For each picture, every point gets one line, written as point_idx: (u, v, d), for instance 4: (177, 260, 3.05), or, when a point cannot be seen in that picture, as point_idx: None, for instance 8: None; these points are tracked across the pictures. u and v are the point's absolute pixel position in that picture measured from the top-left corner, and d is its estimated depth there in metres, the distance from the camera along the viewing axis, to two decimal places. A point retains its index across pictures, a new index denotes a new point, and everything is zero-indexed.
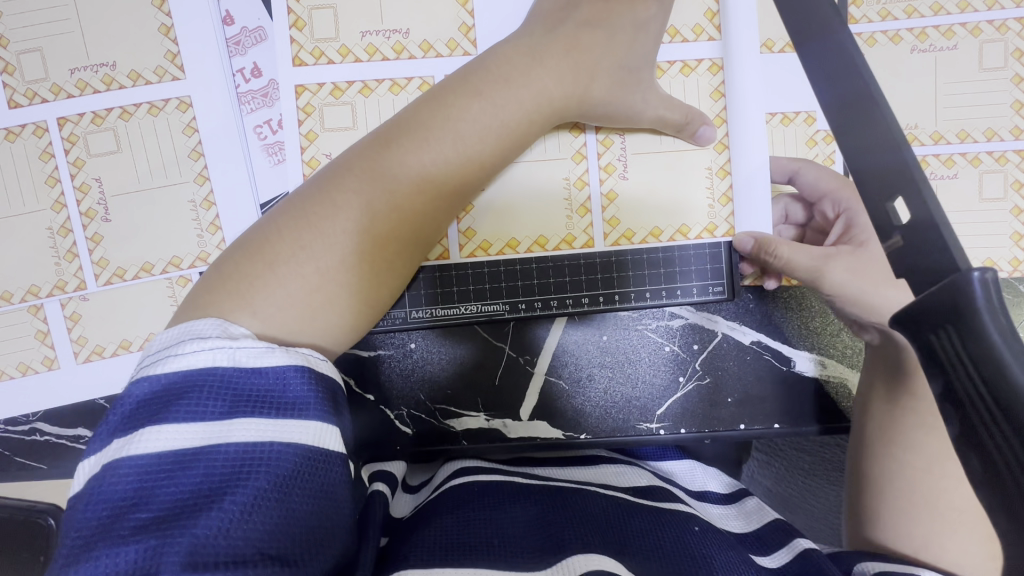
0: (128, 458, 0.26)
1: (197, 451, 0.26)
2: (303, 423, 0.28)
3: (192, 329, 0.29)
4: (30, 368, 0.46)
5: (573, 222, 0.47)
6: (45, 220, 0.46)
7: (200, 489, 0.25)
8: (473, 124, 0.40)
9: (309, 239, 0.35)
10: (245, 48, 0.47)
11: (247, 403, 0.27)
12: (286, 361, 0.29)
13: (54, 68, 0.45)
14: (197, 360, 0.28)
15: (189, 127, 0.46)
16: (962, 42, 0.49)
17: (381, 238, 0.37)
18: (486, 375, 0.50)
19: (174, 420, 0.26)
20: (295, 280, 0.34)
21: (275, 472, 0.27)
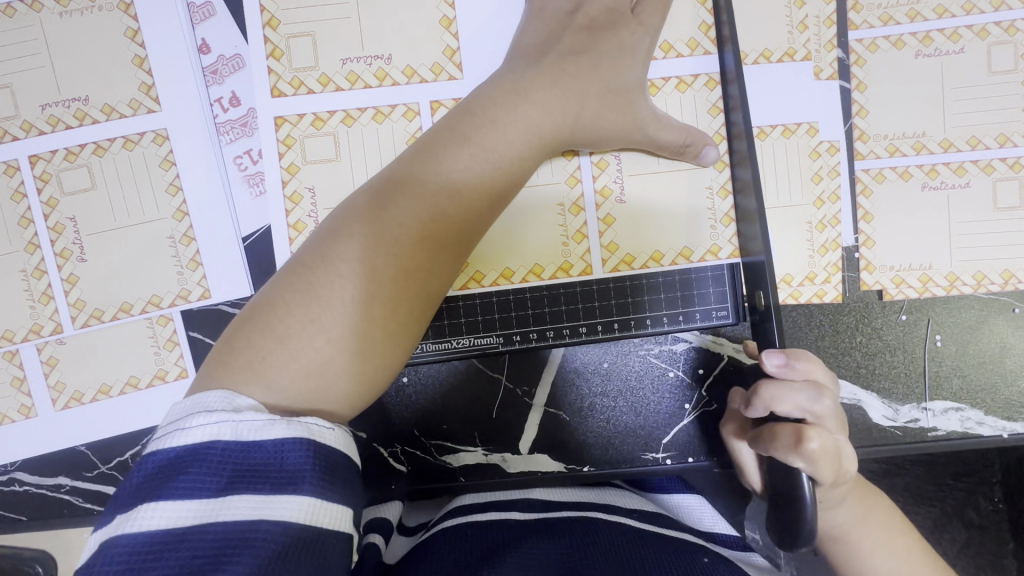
0: (120, 538, 0.25)
1: (187, 530, 0.25)
2: (298, 499, 0.27)
3: (199, 401, 0.29)
4: (7, 417, 0.44)
5: (569, 248, 0.45)
6: (18, 262, 0.44)
7: (182, 573, 0.24)
8: (467, 168, 0.38)
9: (308, 309, 0.33)
10: (222, 77, 0.45)
11: (244, 478, 0.27)
12: (288, 433, 0.28)
13: (24, 105, 0.44)
14: (200, 434, 0.27)
15: (166, 161, 0.45)
16: (968, 45, 0.47)
17: (391, 300, 0.35)
18: (482, 409, 0.48)
19: (170, 496, 0.25)
20: (307, 353, 0.32)
21: (264, 553, 0.25)
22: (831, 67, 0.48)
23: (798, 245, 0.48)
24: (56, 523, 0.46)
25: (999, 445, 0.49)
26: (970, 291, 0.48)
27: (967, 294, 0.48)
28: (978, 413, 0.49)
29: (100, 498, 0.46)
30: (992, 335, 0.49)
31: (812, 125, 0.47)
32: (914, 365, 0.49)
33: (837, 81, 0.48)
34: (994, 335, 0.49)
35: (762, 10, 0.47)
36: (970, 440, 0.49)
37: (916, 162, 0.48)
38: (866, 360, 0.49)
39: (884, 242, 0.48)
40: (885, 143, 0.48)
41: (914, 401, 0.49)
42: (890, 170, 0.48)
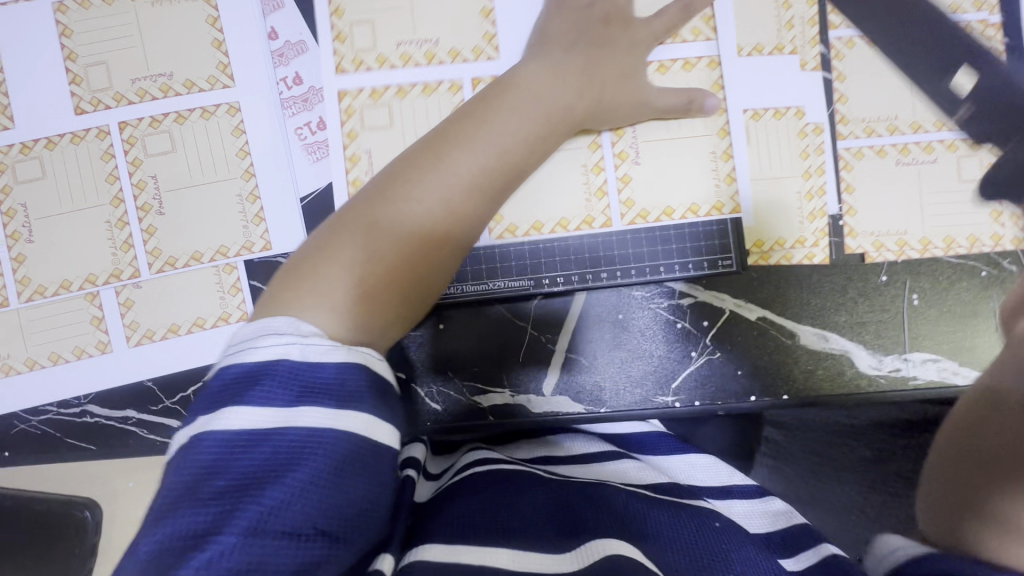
0: (210, 436, 0.31)
1: (267, 432, 0.31)
2: (358, 415, 0.32)
3: (269, 325, 0.34)
4: (85, 352, 0.49)
5: (592, 204, 0.51)
6: (104, 214, 0.50)
7: (264, 466, 0.30)
8: (489, 144, 0.45)
9: (358, 250, 0.39)
10: (288, 59, 0.52)
11: (312, 392, 0.32)
12: (345, 358, 0.33)
13: (117, 78, 0.50)
14: (274, 353, 0.33)
15: (237, 129, 0.51)
16: (931, 43, 0.55)
17: (439, 239, 0.42)
18: (511, 353, 0.53)
19: (251, 404, 0.31)
20: (364, 277, 0.38)
21: (330, 458, 0.31)
22: (814, 60, 0.55)
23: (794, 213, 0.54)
24: (123, 452, 0.50)
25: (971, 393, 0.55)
26: (940, 254, 0.54)
27: (938, 257, 0.54)
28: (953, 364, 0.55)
29: (162, 430, 0.50)
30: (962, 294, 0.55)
31: (800, 109, 0.55)
32: (891, 320, 0.55)
33: (821, 72, 0.55)
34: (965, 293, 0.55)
35: (755, 8, 0.54)
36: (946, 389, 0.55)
37: (890, 142, 0.55)
38: (853, 318, 0.55)
39: (864, 212, 0.55)
40: (862, 125, 0.55)
41: (895, 352, 0.55)
42: (867, 149, 0.55)
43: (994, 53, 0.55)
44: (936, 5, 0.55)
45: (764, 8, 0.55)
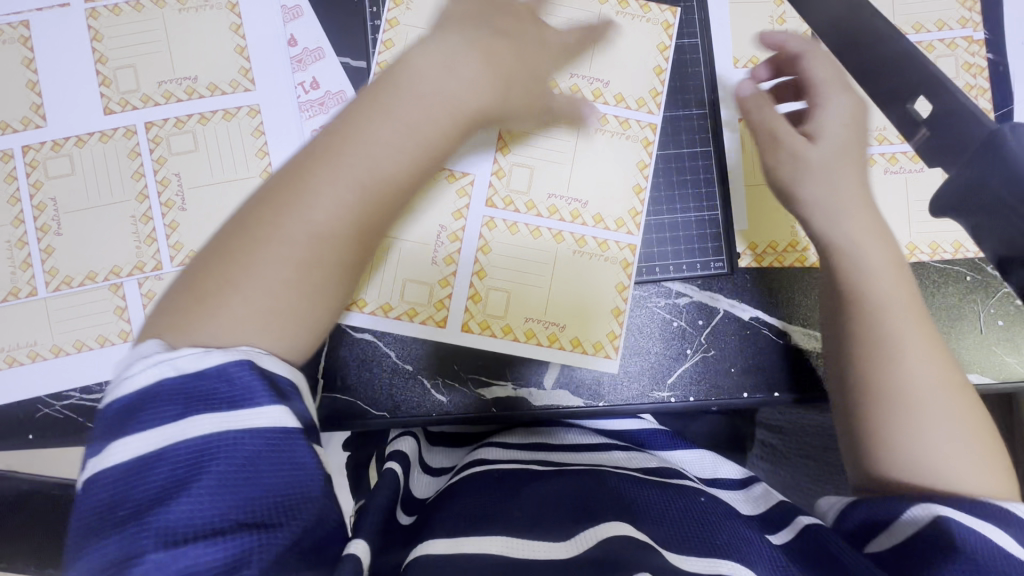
0: (96, 471, 0.32)
1: (159, 453, 0.32)
2: (260, 411, 0.33)
3: (137, 351, 0.35)
4: (108, 340, 0.52)
5: (635, 198, 0.57)
6: (129, 209, 0.52)
7: (166, 484, 0.31)
8: (378, 146, 0.40)
9: (269, 242, 0.38)
10: (305, 65, 0.55)
11: (196, 401, 0.33)
12: (224, 360, 0.34)
13: (144, 80, 0.53)
14: (148, 375, 0.33)
15: (257, 131, 0.54)
16: None
17: (367, 209, 0.40)
18: (514, 347, 0.55)
19: (128, 432, 0.32)
20: (290, 244, 0.38)
21: (235, 458, 0.32)
22: None
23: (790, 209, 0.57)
24: None
25: None
26: (926, 258, 0.57)
27: (924, 262, 0.57)
28: None
29: None
30: (947, 297, 0.57)
31: None
32: None
33: None
34: (951, 297, 0.57)
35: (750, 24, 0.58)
36: None
37: (879, 151, 0.57)
38: None
39: None
40: None
41: None
42: None
43: (978, 67, 0.57)
44: (924, 21, 0.57)
45: (758, 23, 0.58)
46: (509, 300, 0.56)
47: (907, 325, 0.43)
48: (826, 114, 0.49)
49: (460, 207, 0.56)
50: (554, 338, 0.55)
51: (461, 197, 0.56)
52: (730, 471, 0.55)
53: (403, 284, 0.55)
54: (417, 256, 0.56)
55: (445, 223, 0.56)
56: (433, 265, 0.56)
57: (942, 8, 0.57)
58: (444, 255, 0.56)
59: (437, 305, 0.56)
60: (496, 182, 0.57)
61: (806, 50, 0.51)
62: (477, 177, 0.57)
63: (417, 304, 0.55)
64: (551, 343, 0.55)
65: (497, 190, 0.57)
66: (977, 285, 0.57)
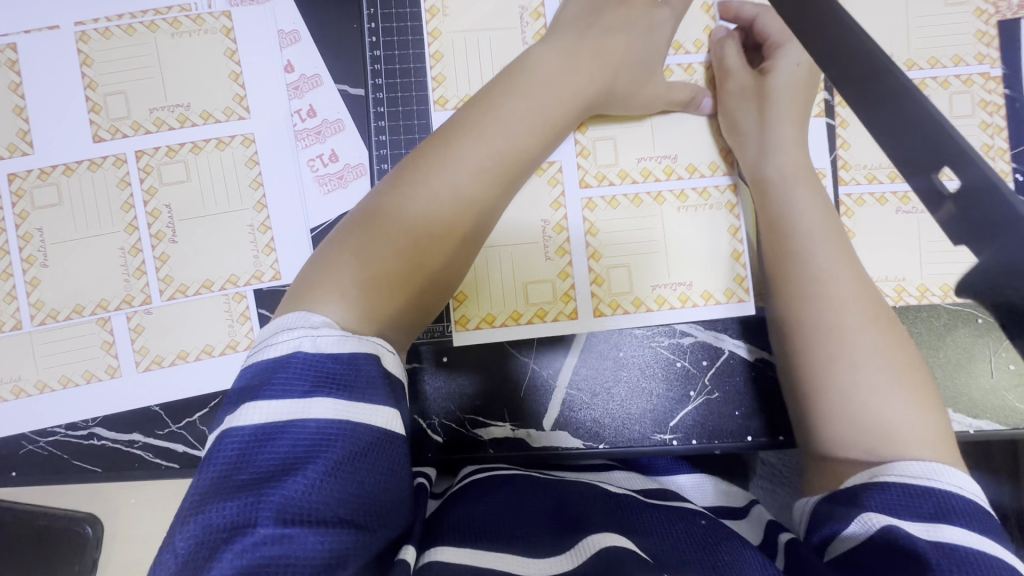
0: (231, 429, 0.32)
1: (287, 424, 0.32)
2: (373, 407, 0.34)
3: (283, 321, 0.36)
4: (95, 376, 0.50)
5: (718, 189, 0.56)
6: (118, 240, 0.51)
7: (286, 457, 0.31)
8: (468, 163, 0.45)
9: (385, 231, 0.42)
10: (302, 92, 0.53)
11: (325, 382, 0.33)
12: (356, 349, 0.35)
13: (135, 107, 0.51)
14: (288, 346, 0.34)
15: (251, 160, 0.52)
16: (933, 93, 0.56)
17: (470, 201, 0.45)
18: (512, 387, 0.54)
19: (266, 397, 0.32)
20: (402, 230, 0.42)
21: (349, 448, 0.32)
22: (818, 106, 0.56)
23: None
24: (128, 476, 0.51)
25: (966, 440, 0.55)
26: (937, 301, 0.55)
27: (935, 304, 0.55)
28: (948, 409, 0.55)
29: (166, 454, 0.51)
30: (957, 340, 0.56)
31: None
32: None
33: (823, 118, 0.56)
34: (960, 341, 0.56)
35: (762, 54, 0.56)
36: None
37: (890, 190, 0.56)
38: None
39: (865, 257, 0.56)
40: (864, 172, 0.56)
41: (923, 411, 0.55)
42: (868, 196, 0.56)
43: (994, 105, 0.55)
44: (939, 56, 0.56)
45: None
46: (630, 273, 0.55)
47: (835, 261, 0.50)
48: (783, 66, 0.54)
49: (557, 196, 0.55)
50: (660, 301, 0.55)
51: (555, 187, 0.55)
52: (730, 499, 0.53)
53: (522, 288, 0.54)
54: (529, 253, 0.55)
55: (547, 216, 0.55)
56: (547, 261, 0.55)
57: (959, 42, 0.55)
58: (555, 248, 0.55)
59: (563, 299, 0.55)
60: (583, 162, 0.56)
61: (761, 12, 0.55)
62: (563, 162, 0.56)
63: (516, 307, 0.54)
64: (683, 305, 0.55)
65: (587, 170, 0.56)
66: (988, 328, 0.55)
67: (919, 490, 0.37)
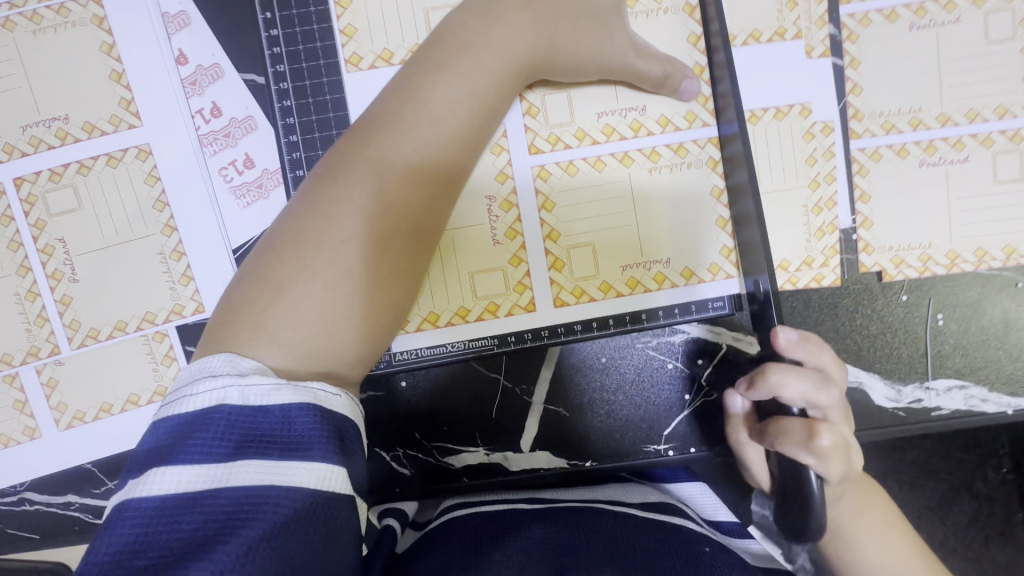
0: (133, 501, 0.25)
1: (201, 494, 0.25)
2: (310, 467, 0.27)
3: (204, 367, 0.29)
4: (12, 439, 0.45)
5: (695, 152, 0.46)
6: (11, 285, 0.44)
7: (196, 535, 0.24)
8: (397, 158, 0.36)
9: (314, 258, 0.33)
10: (201, 87, 0.45)
11: (252, 442, 0.27)
12: (292, 399, 0.28)
13: (6, 126, 0.43)
14: (207, 399, 0.27)
15: (150, 176, 0.44)
16: (964, 14, 0.46)
17: (398, 211, 0.36)
18: (481, 409, 0.48)
19: (179, 462, 0.26)
20: (320, 259, 0.33)
21: (277, 519, 0.25)
22: (822, 44, 0.46)
23: (790, 155, 0.47)
24: (69, 541, 0.46)
25: (1001, 422, 0.48)
26: (971, 268, 0.47)
27: (967, 272, 0.47)
28: (983, 390, 0.48)
29: None
30: (992, 312, 0.48)
31: (805, 106, 0.46)
32: (916, 344, 0.48)
33: (830, 58, 0.46)
34: (996, 312, 0.48)
35: None
36: (974, 418, 0.48)
37: (913, 139, 0.46)
38: (905, 354, 0.48)
39: (882, 223, 0.47)
40: (881, 120, 0.47)
41: (978, 388, 0.48)
42: (886, 149, 0.47)
43: None
44: None
45: None
46: (596, 254, 0.46)
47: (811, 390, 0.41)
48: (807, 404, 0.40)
49: (503, 166, 0.46)
50: (634, 283, 0.47)
51: (499, 156, 0.45)
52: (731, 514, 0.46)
53: (471, 280, 0.46)
54: (476, 238, 0.46)
55: (494, 191, 0.46)
56: (496, 246, 0.46)
57: None
58: (505, 230, 0.46)
59: (517, 289, 0.47)
60: (531, 123, 0.45)
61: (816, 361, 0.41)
62: (510, 125, 0.45)
63: (465, 301, 0.47)
64: (661, 286, 0.47)
65: (537, 133, 0.45)
66: None
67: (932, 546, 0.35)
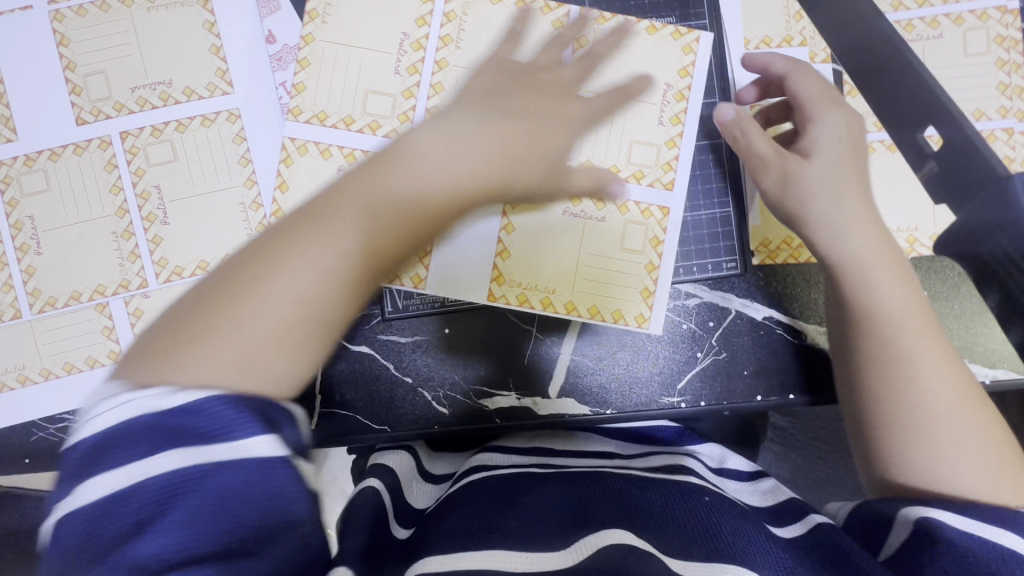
0: (60, 521, 0.25)
1: (127, 492, 0.24)
2: (230, 444, 0.25)
3: (107, 385, 0.27)
4: (97, 362, 0.50)
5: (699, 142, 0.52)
6: (110, 224, 0.50)
7: (141, 528, 0.24)
8: (400, 183, 0.35)
9: (266, 282, 0.30)
10: (286, 63, 0.51)
11: (171, 435, 0.25)
12: (197, 390, 0.26)
13: (116, 87, 0.50)
14: (108, 413, 0.25)
15: (238, 136, 0.51)
16: (946, 31, 0.53)
17: (367, 241, 0.33)
18: (515, 356, 0.54)
19: (91, 477, 0.25)
20: (271, 294, 0.30)
21: (217, 493, 0.25)
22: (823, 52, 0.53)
23: None
24: None
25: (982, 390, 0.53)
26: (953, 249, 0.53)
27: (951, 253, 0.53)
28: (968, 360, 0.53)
29: None
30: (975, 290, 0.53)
31: None
32: None
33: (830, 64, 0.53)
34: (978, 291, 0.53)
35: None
36: None
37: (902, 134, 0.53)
38: None
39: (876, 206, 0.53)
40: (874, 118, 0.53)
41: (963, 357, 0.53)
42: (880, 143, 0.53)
43: (1011, 40, 0.53)
44: None
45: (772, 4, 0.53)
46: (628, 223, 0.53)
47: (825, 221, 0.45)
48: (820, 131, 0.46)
49: None
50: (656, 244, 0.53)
51: None
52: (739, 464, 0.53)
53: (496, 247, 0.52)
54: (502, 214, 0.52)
55: None
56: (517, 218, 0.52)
57: None
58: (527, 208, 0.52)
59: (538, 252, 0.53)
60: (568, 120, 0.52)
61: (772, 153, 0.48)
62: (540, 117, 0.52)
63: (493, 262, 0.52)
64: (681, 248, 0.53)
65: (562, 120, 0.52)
66: None
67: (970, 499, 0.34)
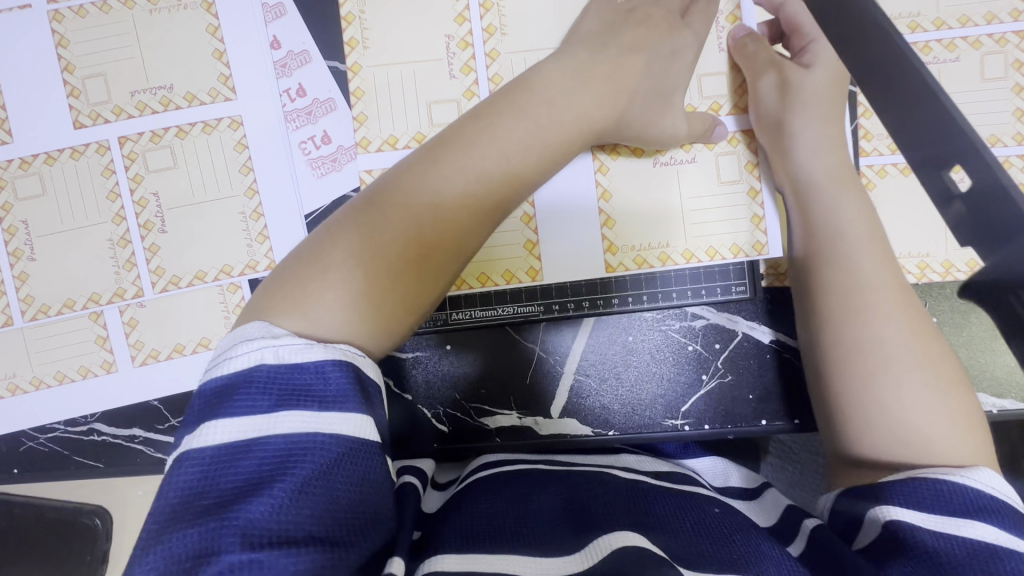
0: (190, 451, 0.29)
1: (251, 442, 0.28)
2: (343, 416, 0.30)
3: (242, 333, 0.32)
4: (90, 371, 0.49)
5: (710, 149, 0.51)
6: (106, 231, 0.49)
7: (255, 476, 0.28)
8: (454, 180, 0.39)
9: (341, 264, 0.35)
10: (291, 70, 0.50)
11: (293, 396, 0.30)
12: (324, 357, 0.31)
13: (115, 91, 0.49)
14: (247, 360, 0.30)
15: (239, 144, 0.50)
16: (964, 54, 0.52)
17: (426, 232, 0.38)
18: (517, 374, 0.53)
19: (226, 414, 0.29)
20: (344, 280, 0.35)
21: (320, 462, 0.29)
22: None
23: None
24: (130, 469, 0.50)
25: (987, 419, 0.53)
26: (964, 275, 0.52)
27: (960, 281, 0.52)
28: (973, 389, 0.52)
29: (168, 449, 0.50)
30: (983, 318, 0.52)
31: None
32: None
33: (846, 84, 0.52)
34: (987, 319, 0.53)
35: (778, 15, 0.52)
36: None
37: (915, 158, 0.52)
38: None
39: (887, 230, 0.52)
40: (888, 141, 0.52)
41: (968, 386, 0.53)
42: (892, 166, 0.52)
43: None
44: (971, 14, 0.52)
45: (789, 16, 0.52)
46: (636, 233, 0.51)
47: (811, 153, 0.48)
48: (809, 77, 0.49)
49: None
50: (664, 257, 0.51)
51: None
52: (742, 479, 0.50)
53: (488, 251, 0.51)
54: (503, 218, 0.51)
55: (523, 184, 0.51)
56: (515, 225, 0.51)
57: None
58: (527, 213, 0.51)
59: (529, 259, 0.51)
60: None
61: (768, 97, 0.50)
62: None
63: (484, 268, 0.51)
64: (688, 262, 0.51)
65: None
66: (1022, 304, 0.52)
67: (953, 487, 0.33)
